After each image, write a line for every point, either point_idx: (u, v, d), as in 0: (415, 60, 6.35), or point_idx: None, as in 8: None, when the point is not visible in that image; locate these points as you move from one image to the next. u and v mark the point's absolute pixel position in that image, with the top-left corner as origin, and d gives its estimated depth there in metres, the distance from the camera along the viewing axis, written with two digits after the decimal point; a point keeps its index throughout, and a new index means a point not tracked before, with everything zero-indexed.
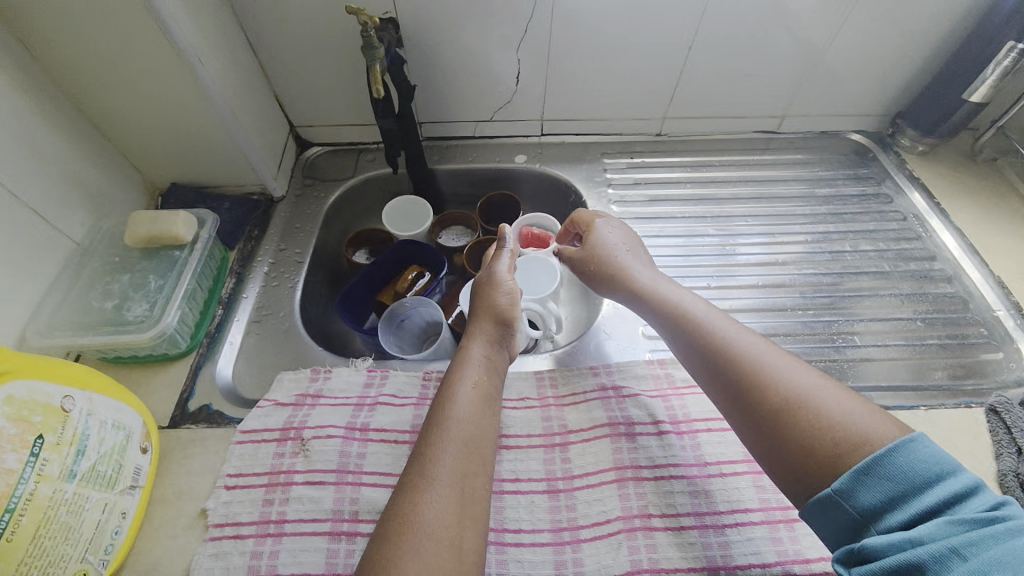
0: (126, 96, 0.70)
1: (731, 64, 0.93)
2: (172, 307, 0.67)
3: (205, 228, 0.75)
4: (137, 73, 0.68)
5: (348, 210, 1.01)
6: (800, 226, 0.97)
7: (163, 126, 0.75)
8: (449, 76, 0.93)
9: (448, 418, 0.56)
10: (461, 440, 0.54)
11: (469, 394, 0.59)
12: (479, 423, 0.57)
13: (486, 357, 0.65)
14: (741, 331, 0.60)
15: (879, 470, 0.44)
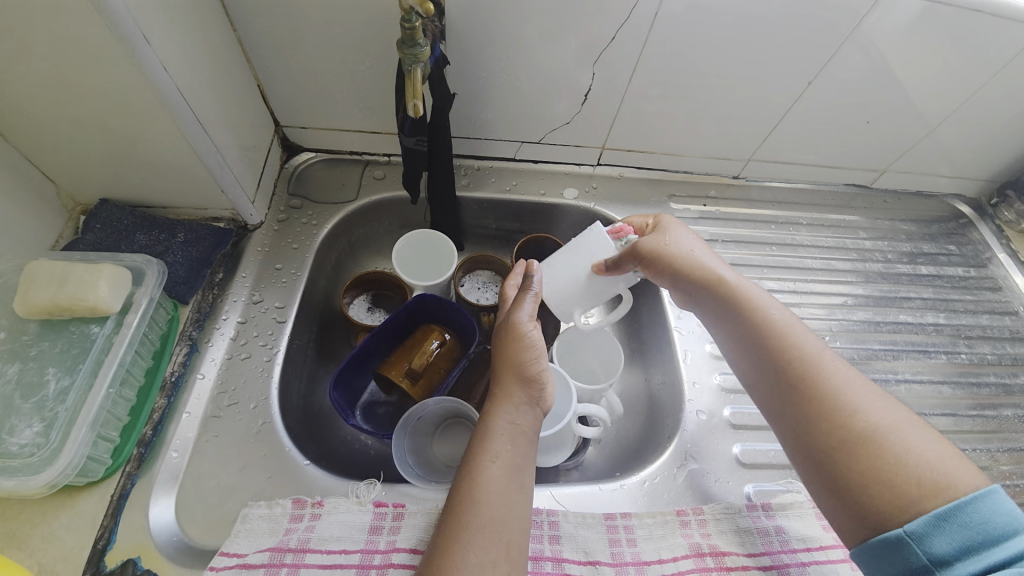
0: (35, 81, 0.48)
1: (850, 109, 0.74)
2: (82, 426, 0.43)
3: (140, 290, 0.51)
4: (41, 35, 0.44)
5: (345, 241, 0.77)
6: (904, 314, 0.80)
7: (86, 120, 0.52)
8: (497, 84, 0.70)
9: (476, 506, 0.44)
10: (494, 537, 0.43)
11: (496, 469, 0.46)
12: (516, 511, 0.45)
13: (520, 425, 0.50)
14: (863, 382, 0.45)
15: (959, 517, 0.36)
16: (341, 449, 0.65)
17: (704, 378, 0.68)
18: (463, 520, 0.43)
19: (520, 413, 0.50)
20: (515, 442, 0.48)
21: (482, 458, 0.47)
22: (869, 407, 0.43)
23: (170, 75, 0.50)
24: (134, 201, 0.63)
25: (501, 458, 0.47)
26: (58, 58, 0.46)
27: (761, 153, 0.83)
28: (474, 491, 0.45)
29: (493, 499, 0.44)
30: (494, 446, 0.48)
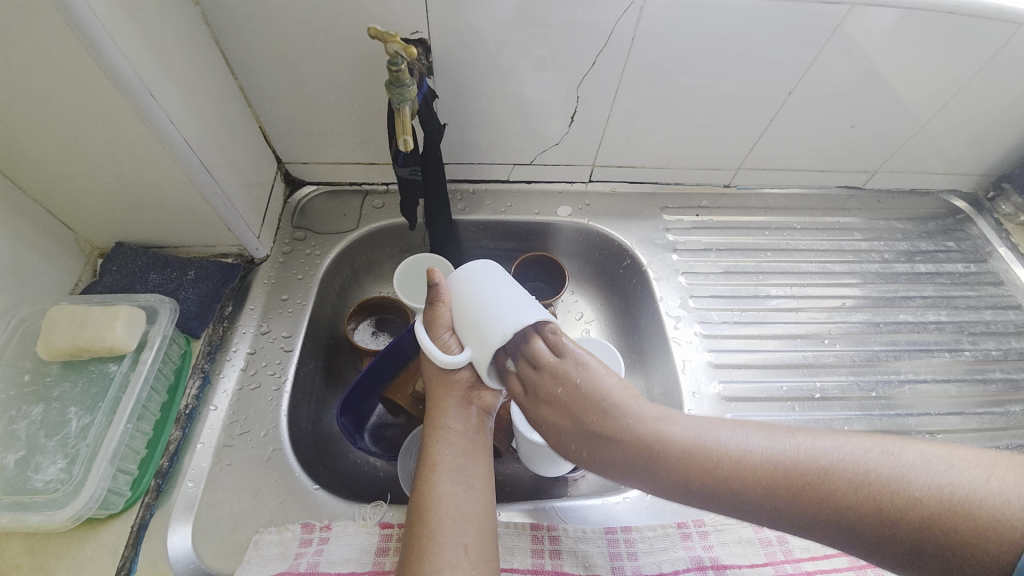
0: (54, 140, 0.51)
1: (833, 114, 0.76)
2: (102, 460, 0.46)
3: (155, 327, 0.53)
4: (58, 97, 0.47)
5: (349, 269, 0.80)
6: (904, 313, 0.80)
7: (100, 171, 0.55)
8: (486, 112, 0.73)
9: (426, 516, 0.48)
10: (450, 539, 0.46)
11: (439, 476, 0.50)
12: (468, 509, 0.48)
13: (462, 427, 0.53)
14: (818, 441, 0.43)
15: None
16: (349, 472, 0.66)
17: (704, 388, 0.70)
18: (417, 531, 0.47)
19: (453, 417, 0.53)
20: (455, 446, 0.52)
21: (425, 469, 0.51)
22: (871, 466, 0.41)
23: (176, 127, 0.54)
24: (146, 243, 0.67)
25: (441, 464, 0.51)
26: (74, 119, 0.49)
27: (750, 162, 0.84)
28: (423, 502, 0.49)
29: (442, 505, 0.48)
30: (435, 456, 0.51)
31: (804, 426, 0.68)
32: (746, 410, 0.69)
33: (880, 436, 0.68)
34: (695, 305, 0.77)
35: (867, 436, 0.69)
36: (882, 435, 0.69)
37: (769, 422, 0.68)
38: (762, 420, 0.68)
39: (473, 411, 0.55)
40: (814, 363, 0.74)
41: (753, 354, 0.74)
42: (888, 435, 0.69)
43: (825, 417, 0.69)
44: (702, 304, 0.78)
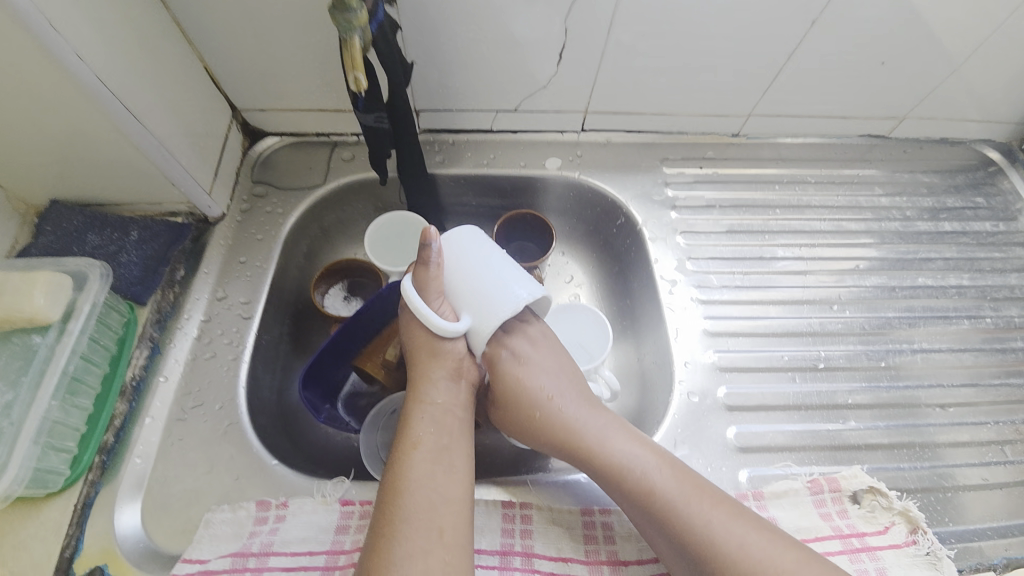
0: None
1: (861, 49, 0.65)
2: (24, 441, 0.44)
3: (83, 295, 0.51)
4: None
5: (317, 229, 0.74)
6: (922, 277, 0.73)
7: (6, 129, 0.50)
8: (462, 49, 0.63)
9: (400, 498, 0.44)
10: (425, 523, 0.43)
11: (419, 455, 0.46)
12: (448, 492, 0.45)
13: (442, 403, 0.51)
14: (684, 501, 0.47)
15: None
16: (320, 443, 0.63)
17: (699, 357, 0.64)
18: (391, 513, 0.43)
19: (438, 392, 0.51)
20: (437, 424, 0.49)
21: (404, 446, 0.47)
22: (725, 548, 0.44)
23: (88, 64, 0.46)
24: (84, 200, 0.60)
25: (421, 441, 0.47)
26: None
27: (763, 107, 0.75)
28: (399, 482, 0.45)
29: (421, 485, 0.45)
30: (416, 431, 0.48)
31: (805, 398, 0.63)
32: (742, 381, 0.63)
33: (886, 409, 0.63)
34: (693, 268, 0.71)
35: (872, 410, 0.63)
36: (889, 409, 0.64)
37: (766, 394, 0.63)
38: (758, 392, 0.63)
39: (459, 386, 0.52)
40: (819, 331, 0.68)
41: (753, 322, 0.68)
42: (897, 409, 0.64)
43: (828, 389, 0.64)
44: (700, 267, 0.71)
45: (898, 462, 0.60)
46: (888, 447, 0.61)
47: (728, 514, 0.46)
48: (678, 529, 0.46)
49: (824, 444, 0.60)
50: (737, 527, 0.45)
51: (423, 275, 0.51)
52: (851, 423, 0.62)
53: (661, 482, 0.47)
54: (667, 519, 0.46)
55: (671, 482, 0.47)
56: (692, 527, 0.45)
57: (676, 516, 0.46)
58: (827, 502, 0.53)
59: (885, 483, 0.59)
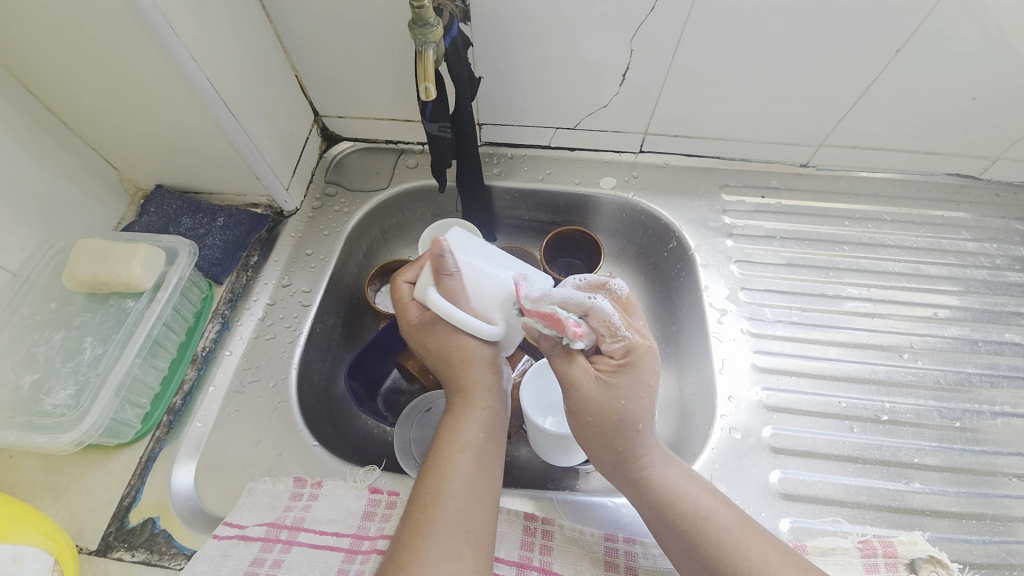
0: (83, 84, 0.54)
1: (950, 82, 0.61)
2: (107, 391, 0.50)
3: (172, 270, 0.57)
4: (83, 48, 0.50)
5: (378, 229, 0.78)
6: (1012, 333, 0.66)
7: (129, 121, 0.58)
8: (528, 69, 0.66)
9: (439, 498, 0.44)
10: (461, 526, 0.43)
11: (464, 459, 0.47)
12: (482, 501, 0.45)
13: (483, 408, 0.50)
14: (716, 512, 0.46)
15: None
16: (360, 434, 0.66)
17: (744, 393, 0.61)
18: (429, 511, 0.44)
19: (485, 397, 0.51)
20: (485, 429, 0.49)
21: (450, 447, 0.47)
22: (756, 573, 0.43)
23: (199, 65, 0.53)
24: (183, 187, 0.68)
25: (471, 445, 0.48)
26: (99, 63, 0.51)
27: (836, 138, 0.71)
28: (442, 483, 0.45)
29: (461, 488, 0.45)
30: (459, 434, 0.48)
31: (864, 451, 0.58)
32: (792, 423, 0.60)
33: (957, 475, 0.57)
34: (746, 299, 0.68)
35: (942, 473, 0.57)
36: (960, 475, 0.57)
37: (818, 441, 0.59)
38: (809, 437, 0.59)
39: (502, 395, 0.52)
40: (885, 380, 0.63)
41: (810, 362, 0.64)
42: (970, 475, 0.57)
43: (891, 444, 0.59)
44: (754, 299, 0.68)
45: (966, 533, 0.54)
46: (957, 517, 0.55)
47: (755, 536, 0.45)
48: (708, 550, 0.45)
49: (881, 504, 0.55)
50: (765, 550, 0.44)
51: (449, 286, 0.49)
52: (914, 484, 0.56)
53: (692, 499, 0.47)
54: (697, 541, 0.45)
55: (704, 502, 0.47)
56: (722, 548, 0.45)
57: (706, 533, 0.45)
58: (879, 567, 0.48)
59: (950, 556, 0.53)
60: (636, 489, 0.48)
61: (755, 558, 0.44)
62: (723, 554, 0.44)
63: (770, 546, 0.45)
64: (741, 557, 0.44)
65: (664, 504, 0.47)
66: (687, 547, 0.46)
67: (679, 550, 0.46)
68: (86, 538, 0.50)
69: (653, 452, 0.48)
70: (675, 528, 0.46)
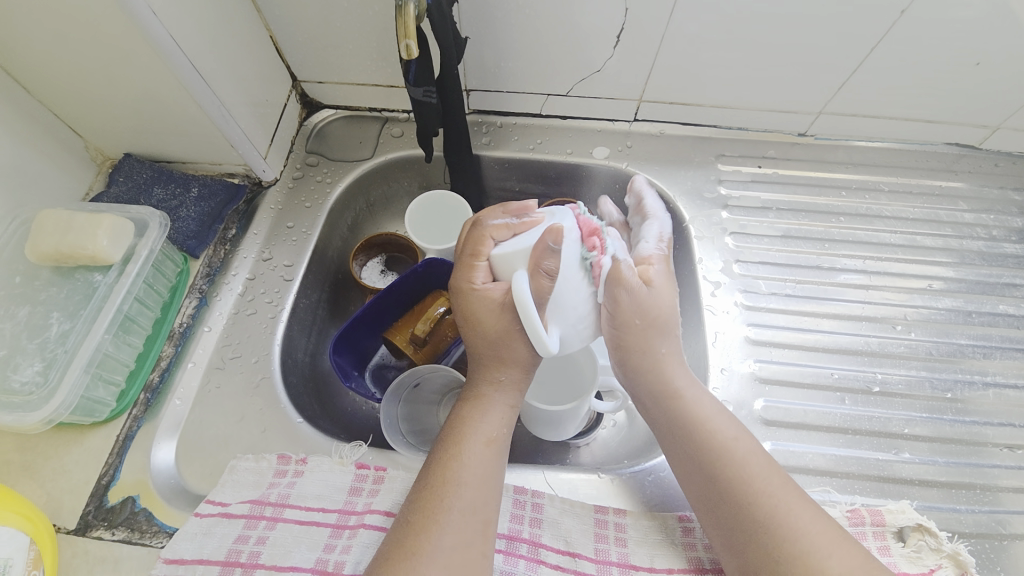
0: (35, 41, 0.50)
1: (956, 45, 0.59)
2: (76, 368, 0.48)
3: (142, 242, 0.54)
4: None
5: (362, 202, 0.75)
6: (1004, 304, 0.66)
7: (89, 83, 0.54)
8: (517, 30, 0.62)
9: (452, 487, 0.43)
10: (474, 516, 0.42)
11: (485, 452, 0.46)
12: (494, 490, 0.45)
13: (506, 400, 0.49)
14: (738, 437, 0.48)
15: None
16: (347, 411, 0.64)
17: (736, 365, 0.61)
18: (443, 499, 0.43)
19: (511, 395, 0.50)
20: (503, 422, 0.48)
21: (471, 437, 0.46)
22: (769, 501, 0.43)
23: (162, 22, 0.49)
24: (154, 157, 0.65)
25: (493, 439, 0.47)
26: (51, 18, 0.47)
27: (836, 105, 0.69)
28: (457, 473, 0.44)
29: (474, 474, 0.44)
30: (479, 423, 0.47)
31: (855, 422, 0.58)
32: (784, 396, 0.59)
33: (946, 445, 0.57)
34: (740, 272, 0.67)
35: (931, 443, 0.57)
36: (950, 445, 0.57)
37: (810, 413, 0.58)
38: (801, 409, 0.58)
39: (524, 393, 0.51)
40: (877, 352, 0.62)
41: (803, 335, 0.63)
42: (958, 446, 0.57)
43: (882, 415, 0.59)
44: (748, 271, 0.67)
45: (953, 502, 0.54)
46: (944, 486, 0.55)
47: (775, 475, 0.45)
48: (725, 472, 0.45)
49: (871, 474, 0.55)
50: (784, 496, 0.44)
51: (543, 285, 0.45)
52: (904, 454, 0.57)
53: (716, 423, 0.48)
54: (718, 465, 0.46)
55: (728, 426, 0.48)
56: (737, 472, 0.45)
57: (727, 458, 0.46)
58: (867, 536, 0.48)
59: (937, 524, 0.53)
60: (657, 400, 0.51)
61: (771, 491, 0.44)
62: (739, 478, 0.45)
63: (787, 487, 0.44)
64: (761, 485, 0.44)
65: (683, 421, 0.49)
66: (703, 467, 0.47)
67: (694, 473, 0.47)
68: (64, 517, 0.48)
69: (681, 372, 0.52)
70: (694, 450, 0.48)
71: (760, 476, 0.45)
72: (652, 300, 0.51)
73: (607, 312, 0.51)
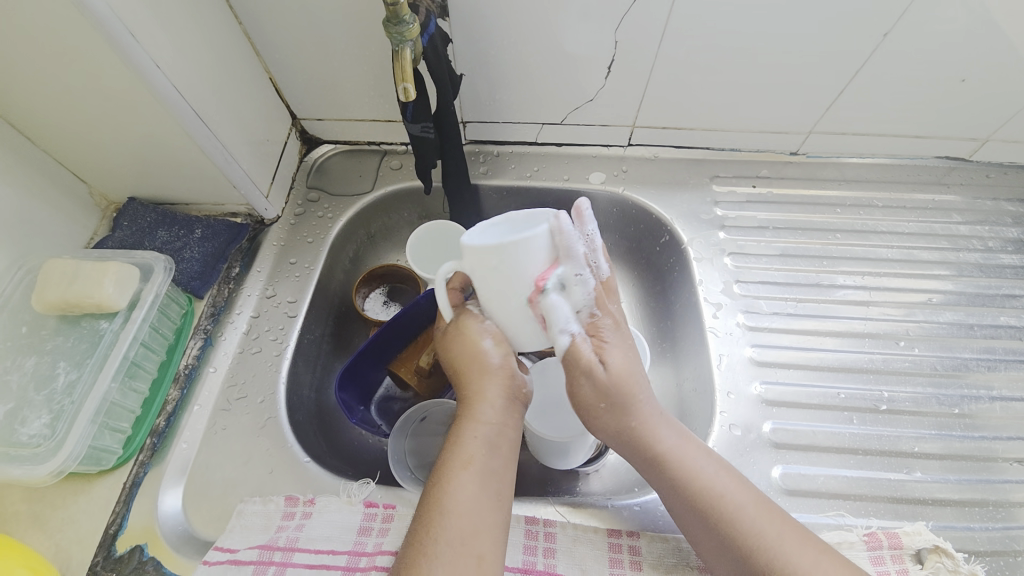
0: (43, 96, 0.51)
1: (938, 64, 0.60)
2: (82, 419, 0.48)
3: (147, 286, 0.55)
4: (39, 59, 0.48)
5: (363, 234, 0.76)
6: (1005, 316, 0.66)
7: (94, 135, 0.56)
8: (511, 64, 0.64)
9: (441, 521, 0.43)
10: (465, 548, 0.42)
11: (467, 479, 0.45)
12: (485, 520, 0.43)
13: (494, 423, 0.48)
14: (729, 477, 0.46)
15: None
16: (354, 446, 0.64)
17: (742, 387, 0.61)
18: (432, 532, 0.42)
19: (485, 413, 0.48)
20: (489, 447, 0.47)
21: (456, 466, 0.45)
22: (774, 557, 0.42)
23: (164, 72, 0.51)
24: (159, 200, 0.66)
25: (472, 463, 0.45)
26: (59, 74, 0.49)
27: (826, 124, 0.70)
28: (443, 504, 0.44)
29: (461, 507, 0.43)
30: (464, 450, 0.46)
31: (864, 442, 0.58)
32: (792, 417, 0.59)
33: (957, 463, 0.57)
34: (740, 292, 0.67)
35: (942, 461, 0.57)
36: (961, 462, 0.57)
37: (818, 434, 0.58)
38: (810, 430, 0.58)
39: (509, 409, 0.49)
40: (882, 369, 0.62)
41: (806, 354, 0.63)
42: (970, 462, 0.57)
43: (891, 434, 0.58)
44: (749, 291, 0.67)
45: (969, 521, 0.54)
46: (959, 504, 0.55)
47: (769, 514, 0.44)
48: (729, 530, 0.44)
49: (884, 495, 0.55)
50: (781, 532, 0.43)
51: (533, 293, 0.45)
52: (916, 473, 0.56)
53: (712, 480, 0.45)
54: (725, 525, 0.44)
55: (719, 482, 0.45)
56: (738, 530, 0.43)
57: (722, 510, 0.44)
58: (886, 560, 0.48)
59: (953, 544, 0.52)
60: (652, 466, 0.47)
61: (773, 538, 0.43)
62: (742, 536, 0.43)
63: (788, 526, 0.44)
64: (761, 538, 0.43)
65: (678, 483, 0.46)
66: (715, 535, 0.44)
67: (701, 531, 0.45)
68: (73, 569, 0.48)
69: (666, 431, 0.47)
70: (695, 509, 0.45)
71: (760, 525, 0.43)
72: (619, 375, 0.46)
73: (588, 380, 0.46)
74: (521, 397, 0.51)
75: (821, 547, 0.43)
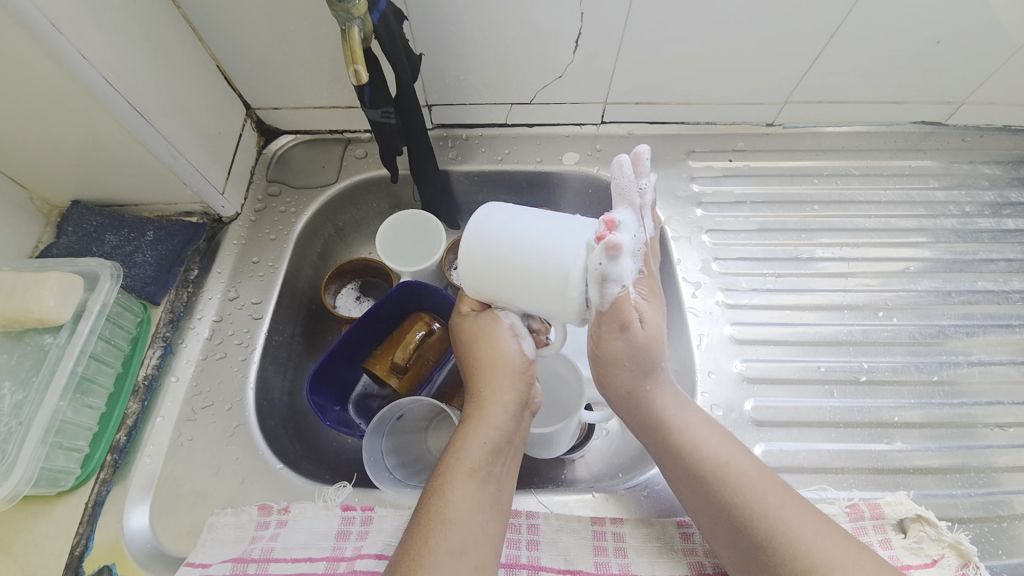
0: None
1: (914, 25, 0.58)
2: (31, 441, 0.46)
3: (93, 295, 0.52)
4: None
5: (330, 228, 0.73)
6: (980, 281, 0.66)
7: (22, 135, 0.51)
8: (473, 41, 0.61)
9: (442, 526, 0.42)
10: (465, 556, 0.41)
11: (471, 484, 0.44)
12: (481, 524, 0.43)
13: (498, 426, 0.47)
14: (733, 447, 0.47)
15: None
16: (332, 448, 0.62)
17: (723, 367, 0.60)
18: (430, 538, 0.41)
19: (498, 413, 0.48)
20: (493, 449, 0.46)
21: (456, 469, 0.45)
22: (773, 524, 0.42)
23: (92, 64, 0.46)
24: (106, 201, 0.62)
25: (475, 470, 0.45)
26: None
27: (801, 92, 0.68)
28: (443, 511, 0.43)
29: (461, 512, 0.43)
30: (466, 453, 0.45)
31: (846, 415, 0.58)
32: (774, 394, 0.58)
33: (936, 431, 0.57)
34: (719, 270, 0.66)
35: (923, 430, 0.57)
36: (940, 430, 0.57)
37: (800, 409, 0.58)
38: (792, 406, 0.58)
39: (519, 415, 0.49)
40: (862, 340, 0.62)
41: (787, 329, 0.62)
42: (950, 429, 0.57)
43: (873, 404, 0.58)
44: (727, 268, 0.66)
45: (949, 488, 0.54)
46: (939, 472, 0.55)
47: (773, 485, 0.45)
48: (726, 495, 0.45)
49: (866, 466, 0.55)
50: (784, 504, 0.43)
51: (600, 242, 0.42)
52: (897, 443, 0.56)
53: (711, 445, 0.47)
54: (717, 491, 0.45)
55: (721, 447, 0.47)
56: (738, 497, 0.44)
57: (721, 479, 0.45)
58: (868, 531, 0.48)
59: (934, 511, 0.53)
60: (652, 432, 0.49)
61: (773, 506, 0.43)
62: (741, 506, 0.44)
63: (796, 501, 0.44)
64: (757, 511, 0.43)
65: (673, 450, 0.48)
66: (705, 493, 0.46)
67: (694, 497, 0.46)
68: None
69: (668, 397, 0.50)
70: (693, 475, 0.46)
71: (762, 491, 0.44)
72: (654, 334, 0.47)
73: (622, 336, 0.46)
74: (529, 403, 0.51)
75: (827, 522, 0.43)
